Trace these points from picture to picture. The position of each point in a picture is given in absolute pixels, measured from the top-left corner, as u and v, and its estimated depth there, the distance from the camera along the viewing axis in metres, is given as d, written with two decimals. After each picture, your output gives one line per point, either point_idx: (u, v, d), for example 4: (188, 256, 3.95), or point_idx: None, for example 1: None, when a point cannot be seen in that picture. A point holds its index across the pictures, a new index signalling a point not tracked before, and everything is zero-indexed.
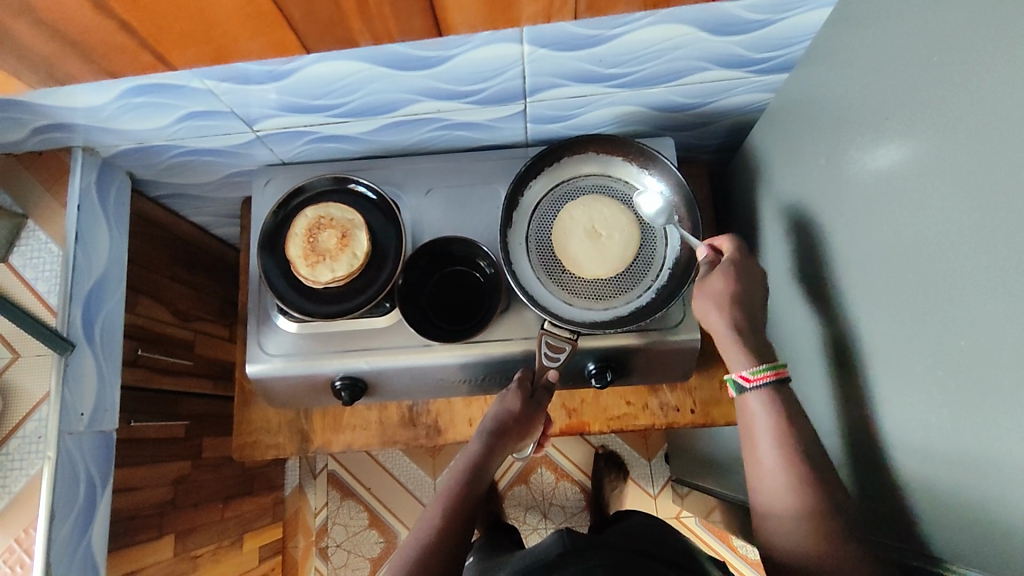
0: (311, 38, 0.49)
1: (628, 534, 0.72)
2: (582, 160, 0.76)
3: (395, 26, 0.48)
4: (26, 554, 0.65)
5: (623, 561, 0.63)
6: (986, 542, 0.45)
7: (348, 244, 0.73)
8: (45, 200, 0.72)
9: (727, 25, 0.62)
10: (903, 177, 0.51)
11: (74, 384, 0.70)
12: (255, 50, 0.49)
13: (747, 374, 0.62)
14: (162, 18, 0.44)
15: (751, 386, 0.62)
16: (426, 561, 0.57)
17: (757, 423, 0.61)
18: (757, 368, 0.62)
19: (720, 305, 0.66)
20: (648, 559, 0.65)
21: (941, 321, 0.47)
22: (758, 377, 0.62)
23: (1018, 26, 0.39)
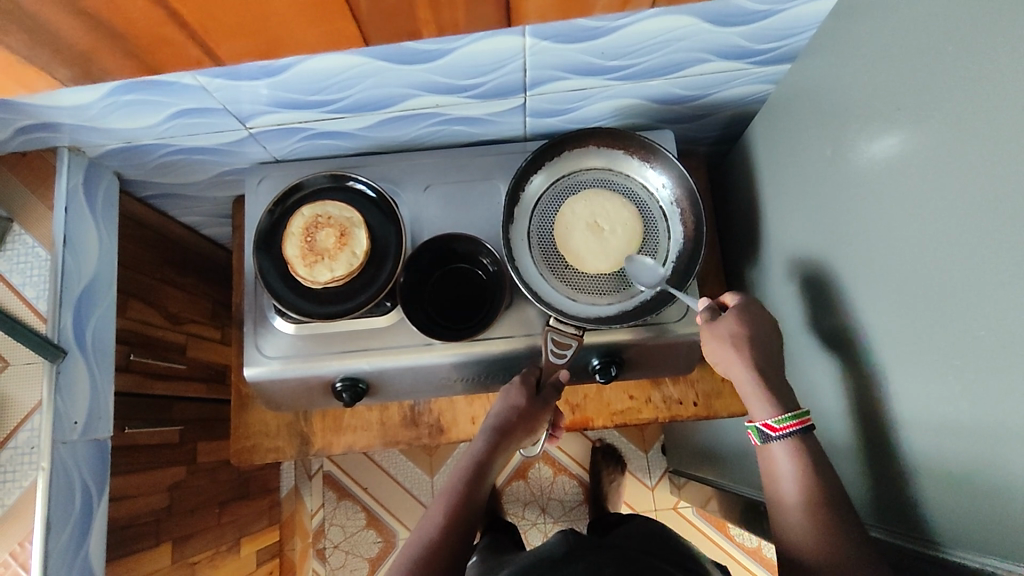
0: (372, 29, 0.50)
1: (632, 540, 0.71)
2: (584, 153, 0.75)
3: (465, 15, 0.49)
4: (22, 568, 0.62)
5: (626, 558, 0.64)
6: (992, 531, 0.45)
7: (348, 242, 0.71)
8: (31, 203, 0.70)
9: (730, 16, 0.62)
10: (908, 168, 0.50)
11: (67, 391, 0.67)
12: (310, 41, 0.50)
13: (772, 424, 0.61)
14: (220, 8, 0.44)
15: (777, 436, 0.61)
16: (422, 565, 0.56)
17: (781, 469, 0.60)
18: (781, 419, 0.61)
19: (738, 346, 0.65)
20: (651, 557, 0.65)
21: (950, 310, 0.47)
22: (784, 427, 0.61)
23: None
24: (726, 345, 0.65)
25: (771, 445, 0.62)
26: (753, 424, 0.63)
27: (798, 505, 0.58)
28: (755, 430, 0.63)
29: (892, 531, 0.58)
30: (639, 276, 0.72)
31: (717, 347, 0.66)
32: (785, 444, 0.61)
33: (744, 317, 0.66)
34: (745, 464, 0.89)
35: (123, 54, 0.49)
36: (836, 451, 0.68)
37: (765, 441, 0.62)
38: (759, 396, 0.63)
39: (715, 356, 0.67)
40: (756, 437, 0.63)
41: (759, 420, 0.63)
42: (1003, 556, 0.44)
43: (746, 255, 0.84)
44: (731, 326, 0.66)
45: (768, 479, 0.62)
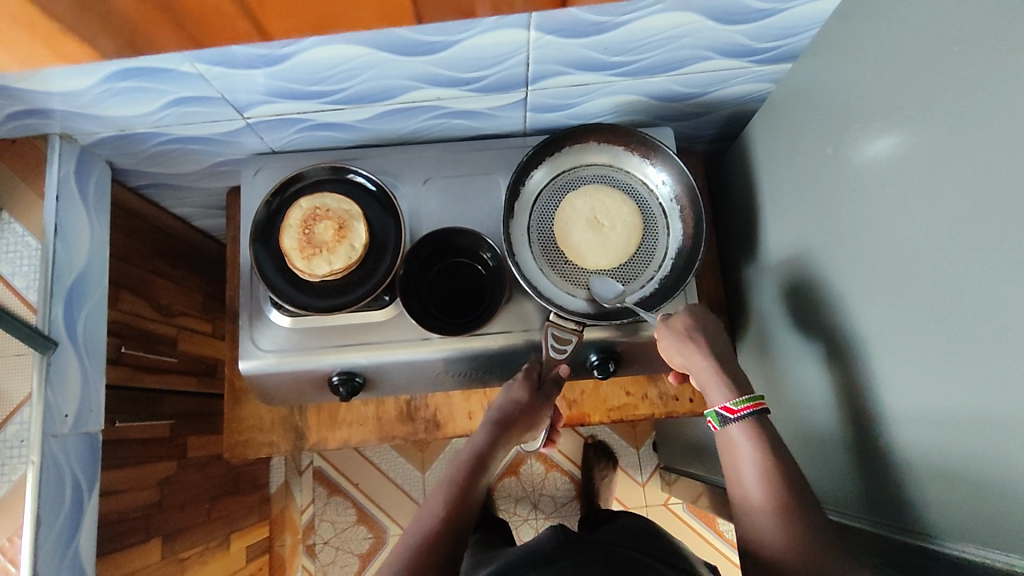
0: (429, 7, 0.48)
1: (616, 540, 0.69)
2: (585, 149, 0.75)
3: None
4: (10, 563, 0.60)
5: (615, 556, 0.64)
6: (981, 526, 0.46)
7: (347, 235, 0.71)
8: (22, 191, 0.68)
9: (733, 14, 0.62)
10: (907, 166, 0.51)
11: (57, 384, 0.66)
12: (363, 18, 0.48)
13: (731, 406, 0.62)
14: None
15: (736, 418, 0.61)
16: (423, 555, 0.54)
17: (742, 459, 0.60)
18: (738, 400, 0.62)
19: (693, 338, 0.67)
20: (640, 555, 0.65)
21: (944, 309, 0.48)
22: (742, 408, 0.62)
23: None
24: (680, 340, 0.67)
25: (727, 430, 0.62)
26: (711, 409, 0.63)
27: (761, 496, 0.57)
28: (713, 414, 0.63)
29: (878, 525, 0.59)
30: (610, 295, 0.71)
31: (672, 342, 0.67)
32: (744, 426, 0.61)
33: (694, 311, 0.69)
34: None
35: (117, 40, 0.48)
36: (826, 448, 0.68)
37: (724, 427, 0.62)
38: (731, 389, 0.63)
39: (670, 351, 0.68)
40: (714, 421, 0.63)
41: (717, 405, 0.63)
42: (991, 550, 0.45)
43: (742, 252, 0.85)
44: (684, 320, 0.68)
45: (730, 471, 0.61)
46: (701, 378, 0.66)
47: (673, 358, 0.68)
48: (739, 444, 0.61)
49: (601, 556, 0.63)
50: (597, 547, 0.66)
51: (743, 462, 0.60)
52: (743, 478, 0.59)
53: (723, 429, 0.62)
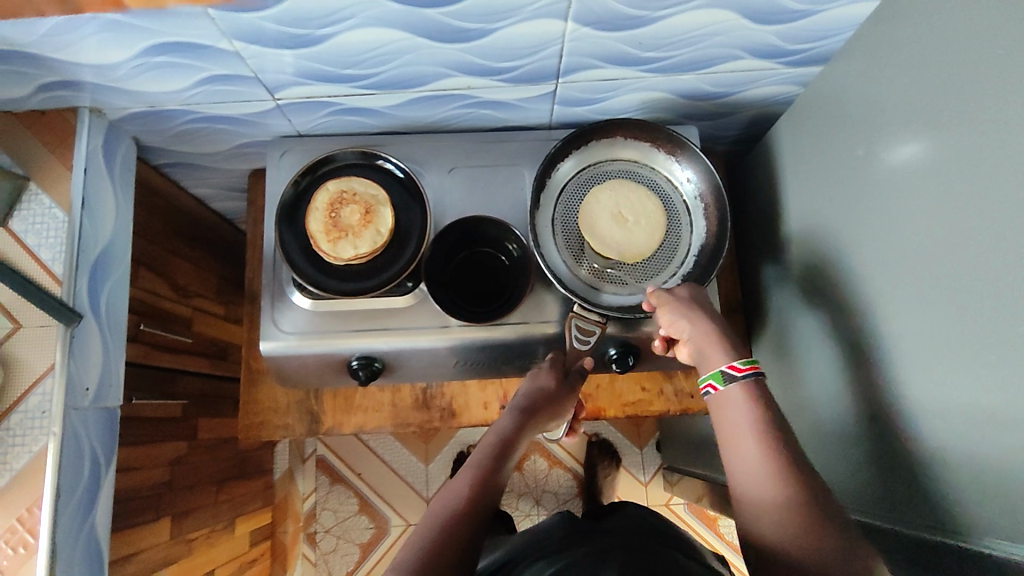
0: None
1: (627, 526, 0.69)
2: (612, 144, 0.76)
3: None
4: (29, 534, 0.61)
5: (621, 538, 0.64)
6: (996, 526, 0.47)
7: (373, 220, 0.71)
8: (50, 163, 0.68)
9: (769, 14, 0.62)
10: (937, 169, 0.52)
11: (79, 357, 0.66)
12: None
13: (738, 364, 0.58)
14: None
15: (743, 376, 0.57)
16: (449, 534, 0.53)
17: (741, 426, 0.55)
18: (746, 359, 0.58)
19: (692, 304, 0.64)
20: (643, 535, 0.66)
21: (970, 310, 0.48)
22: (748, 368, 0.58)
23: None
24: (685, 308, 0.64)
25: (731, 395, 0.57)
26: (714, 369, 0.59)
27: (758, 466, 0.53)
28: (716, 374, 0.58)
29: (888, 524, 0.59)
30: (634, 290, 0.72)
31: (677, 307, 0.64)
32: (750, 385, 0.57)
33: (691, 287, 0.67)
34: None
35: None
36: (840, 448, 0.69)
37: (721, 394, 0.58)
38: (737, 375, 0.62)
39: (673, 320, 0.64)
40: (717, 380, 0.58)
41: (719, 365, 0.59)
42: (1004, 549, 0.46)
43: (760, 253, 0.85)
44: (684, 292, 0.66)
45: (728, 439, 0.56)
46: (701, 346, 0.61)
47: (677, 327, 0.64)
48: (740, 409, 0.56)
49: (609, 539, 0.64)
50: (602, 532, 0.67)
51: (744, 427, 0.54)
52: (740, 444, 0.54)
53: (725, 388, 0.58)
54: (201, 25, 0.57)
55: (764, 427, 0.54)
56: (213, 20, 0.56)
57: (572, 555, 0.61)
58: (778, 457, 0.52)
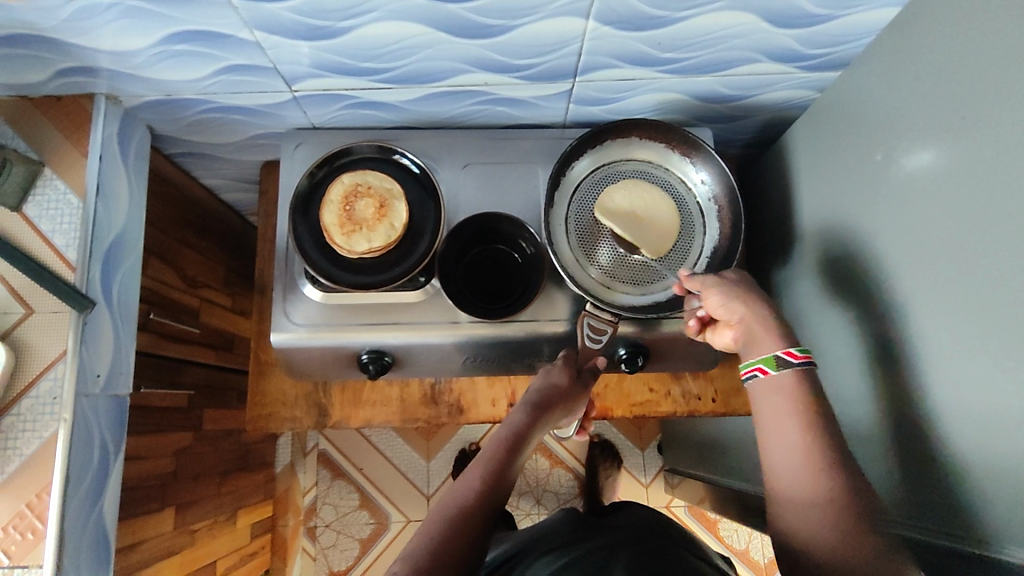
0: None
1: (634, 523, 0.68)
2: (627, 144, 0.76)
3: None
4: (38, 520, 0.60)
5: (631, 533, 0.64)
6: (1011, 532, 0.47)
7: (387, 214, 0.71)
8: (64, 148, 0.68)
9: (789, 18, 0.63)
10: (956, 176, 0.52)
11: (90, 344, 0.66)
12: None
13: (794, 351, 0.57)
14: None
15: (798, 363, 0.57)
16: (459, 531, 0.53)
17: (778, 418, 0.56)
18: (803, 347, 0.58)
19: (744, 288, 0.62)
20: (652, 532, 0.66)
21: (991, 317, 0.48)
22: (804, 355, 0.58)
23: None
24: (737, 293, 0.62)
25: (777, 380, 0.57)
26: (770, 354, 0.58)
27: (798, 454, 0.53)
28: (772, 359, 0.58)
29: (898, 529, 0.60)
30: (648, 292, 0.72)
31: (728, 290, 0.62)
32: (804, 373, 0.57)
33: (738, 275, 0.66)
34: (751, 463, 0.90)
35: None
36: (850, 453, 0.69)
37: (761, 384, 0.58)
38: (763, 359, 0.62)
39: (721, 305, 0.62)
40: (773, 365, 0.57)
41: (774, 351, 0.58)
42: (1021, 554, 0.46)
43: (772, 256, 0.85)
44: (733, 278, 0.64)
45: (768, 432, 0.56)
46: (753, 331, 0.60)
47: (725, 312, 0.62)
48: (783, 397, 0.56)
49: (619, 534, 0.64)
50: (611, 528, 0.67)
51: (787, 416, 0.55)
52: (784, 434, 0.55)
53: (777, 373, 0.57)
54: (223, 14, 0.57)
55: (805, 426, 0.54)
56: (236, 9, 0.56)
57: (580, 549, 0.61)
58: (819, 451, 0.53)
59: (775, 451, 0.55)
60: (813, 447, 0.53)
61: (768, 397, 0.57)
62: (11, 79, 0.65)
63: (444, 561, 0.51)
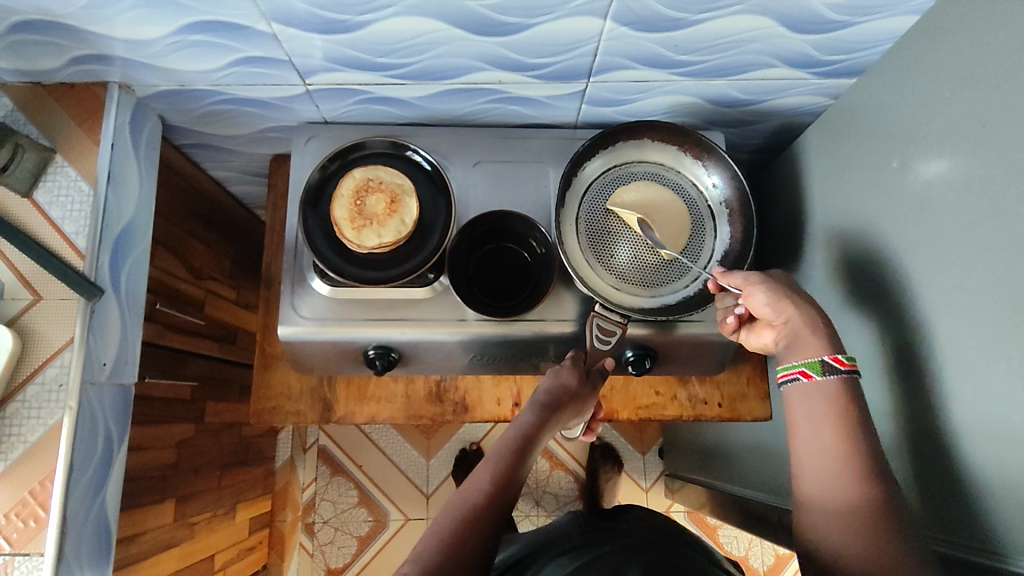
0: None
1: (643, 528, 0.68)
2: (640, 146, 0.76)
3: None
4: (41, 508, 0.60)
5: (646, 538, 0.64)
6: None
7: (398, 210, 0.71)
8: (76, 135, 0.68)
9: (806, 23, 0.63)
10: (975, 184, 0.52)
11: (98, 332, 0.66)
12: None
13: (842, 359, 0.56)
14: None
15: (845, 371, 0.56)
16: (465, 537, 0.53)
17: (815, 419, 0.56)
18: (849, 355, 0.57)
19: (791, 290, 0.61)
20: (666, 538, 0.65)
21: (1010, 326, 0.48)
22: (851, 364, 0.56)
23: None
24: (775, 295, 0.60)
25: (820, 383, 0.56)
26: (818, 358, 0.57)
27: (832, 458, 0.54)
28: (820, 364, 0.57)
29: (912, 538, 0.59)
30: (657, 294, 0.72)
31: (774, 291, 0.61)
32: (849, 381, 0.56)
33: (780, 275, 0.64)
34: (755, 469, 0.90)
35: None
36: None
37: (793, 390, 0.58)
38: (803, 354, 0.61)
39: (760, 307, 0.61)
40: (818, 371, 0.57)
41: (821, 356, 0.57)
42: None
43: (781, 262, 0.85)
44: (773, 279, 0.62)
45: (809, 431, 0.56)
46: (798, 334, 0.59)
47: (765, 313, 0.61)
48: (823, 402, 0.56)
49: (634, 540, 0.63)
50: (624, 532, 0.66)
51: (823, 423, 0.55)
52: (822, 433, 0.55)
53: (822, 379, 0.56)
54: (241, 5, 0.57)
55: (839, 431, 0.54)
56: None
57: (594, 553, 0.61)
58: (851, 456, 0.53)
59: (813, 451, 0.55)
60: (847, 452, 0.53)
61: (807, 398, 0.57)
62: (25, 65, 0.64)
63: (452, 563, 0.51)
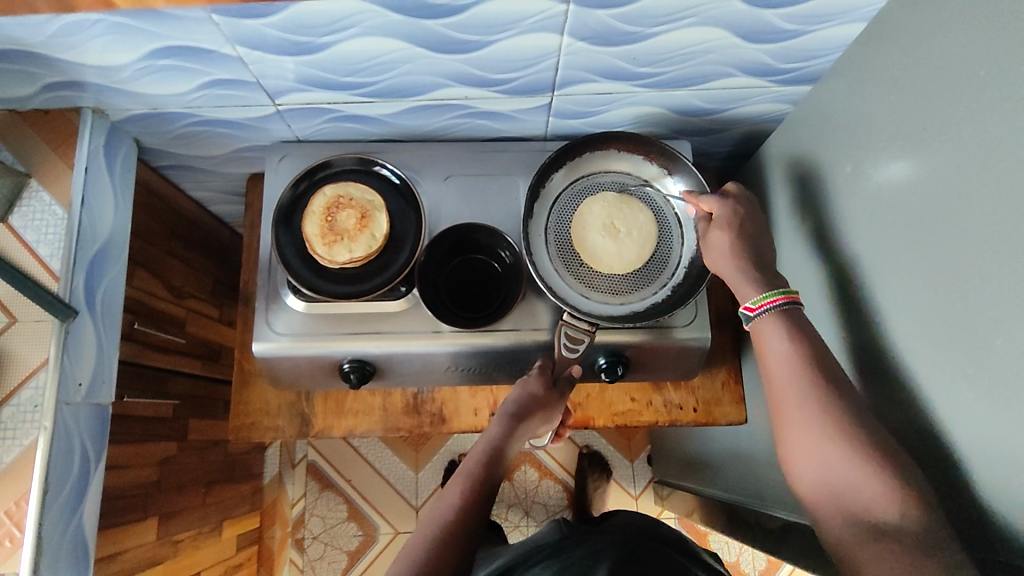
0: None
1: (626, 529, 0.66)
2: (605, 156, 0.77)
3: None
4: (16, 527, 0.61)
5: (628, 542, 0.62)
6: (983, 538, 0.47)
7: (368, 225, 0.72)
8: (51, 160, 0.70)
9: (760, 33, 0.64)
10: (923, 188, 0.52)
11: (73, 353, 0.67)
12: None
13: (750, 305, 0.62)
14: None
15: (756, 314, 0.61)
16: (441, 549, 0.54)
17: (773, 361, 0.59)
18: (760, 296, 0.61)
19: (722, 251, 0.66)
20: (652, 541, 0.63)
21: (955, 327, 0.49)
22: (761, 305, 0.61)
23: None
24: (715, 228, 0.68)
25: (754, 325, 0.62)
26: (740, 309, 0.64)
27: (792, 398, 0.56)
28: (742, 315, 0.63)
29: None
30: (625, 302, 0.73)
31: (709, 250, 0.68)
32: (763, 322, 0.60)
33: (733, 192, 0.70)
34: (735, 473, 0.91)
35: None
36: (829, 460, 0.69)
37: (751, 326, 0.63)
38: (775, 320, 0.60)
39: (712, 262, 0.68)
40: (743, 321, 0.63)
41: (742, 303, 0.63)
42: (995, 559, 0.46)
43: None
44: (716, 207, 0.69)
45: (769, 372, 0.59)
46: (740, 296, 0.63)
47: (718, 270, 0.67)
48: (773, 346, 0.59)
49: (616, 543, 0.62)
50: (611, 534, 0.65)
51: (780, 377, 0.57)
52: (783, 374, 0.57)
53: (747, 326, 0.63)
54: (206, 30, 0.58)
55: (801, 375, 0.56)
56: (217, 25, 0.57)
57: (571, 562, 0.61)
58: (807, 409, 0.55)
59: (778, 396, 0.58)
60: (805, 385, 0.56)
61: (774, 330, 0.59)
62: None
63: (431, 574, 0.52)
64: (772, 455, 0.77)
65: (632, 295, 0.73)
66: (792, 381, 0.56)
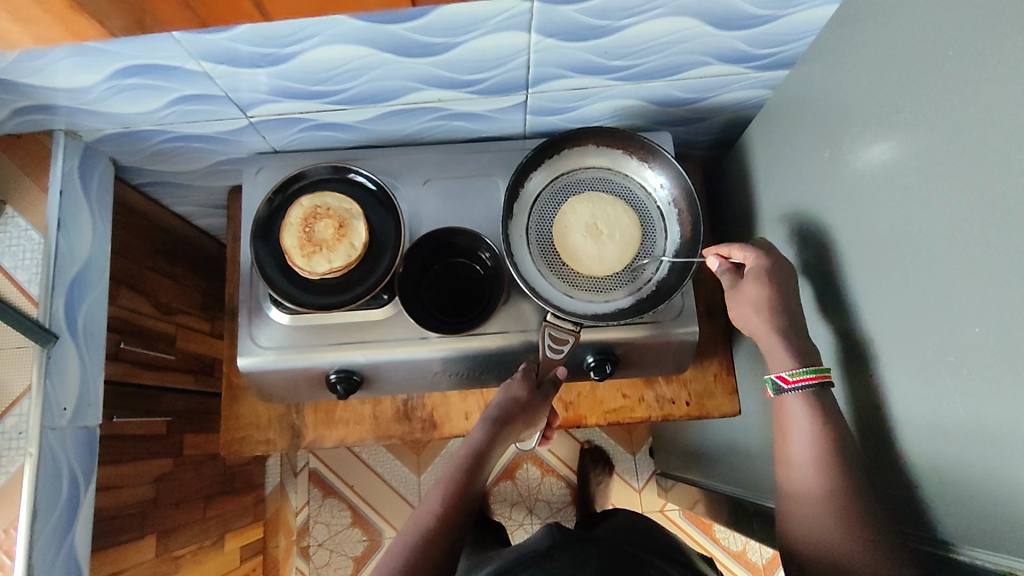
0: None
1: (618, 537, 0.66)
2: (584, 152, 0.76)
3: None
4: (6, 555, 0.61)
5: (616, 551, 0.61)
6: (976, 528, 0.46)
7: (347, 233, 0.71)
8: (26, 186, 0.69)
9: (732, 20, 0.63)
10: (900, 173, 0.51)
11: (57, 378, 0.67)
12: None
13: (786, 377, 0.60)
14: None
15: (791, 388, 0.59)
16: (419, 556, 0.54)
17: (792, 425, 0.59)
18: (797, 371, 0.59)
19: (758, 309, 0.64)
20: (639, 551, 0.62)
21: (937, 313, 0.48)
22: (798, 379, 0.59)
23: (1007, 24, 0.41)
24: (750, 281, 0.65)
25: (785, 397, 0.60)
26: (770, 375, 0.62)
27: (807, 460, 0.57)
28: (770, 381, 0.61)
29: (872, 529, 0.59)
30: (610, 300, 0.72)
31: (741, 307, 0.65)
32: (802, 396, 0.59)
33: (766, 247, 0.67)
34: (733, 464, 0.90)
35: (124, 22, 0.49)
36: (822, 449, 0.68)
37: (779, 393, 0.61)
38: (806, 400, 0.58)
39: (741, 314, 0.66)
40: (770, 388, 0.61)
41: (774, 372, 0.61)
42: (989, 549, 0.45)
43: None
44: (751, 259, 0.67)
45: (786, 437, 0.60)
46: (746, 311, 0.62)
47: (748, 323, 0.65)
48: (796, 417, 0.59)
49: (603, 551, 0.61)
50: (600, 541, 0.64)
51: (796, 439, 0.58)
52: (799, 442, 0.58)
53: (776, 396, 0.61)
54: (167, 46, 0.58)
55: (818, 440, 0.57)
56: (179, 41, 0.57)
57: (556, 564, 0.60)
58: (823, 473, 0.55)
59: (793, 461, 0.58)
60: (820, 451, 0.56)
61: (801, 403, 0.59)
62: None
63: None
64: (766, 446, 0.76)
65: (617, 293, 0.72)
66: (811, 441, 0.57)
